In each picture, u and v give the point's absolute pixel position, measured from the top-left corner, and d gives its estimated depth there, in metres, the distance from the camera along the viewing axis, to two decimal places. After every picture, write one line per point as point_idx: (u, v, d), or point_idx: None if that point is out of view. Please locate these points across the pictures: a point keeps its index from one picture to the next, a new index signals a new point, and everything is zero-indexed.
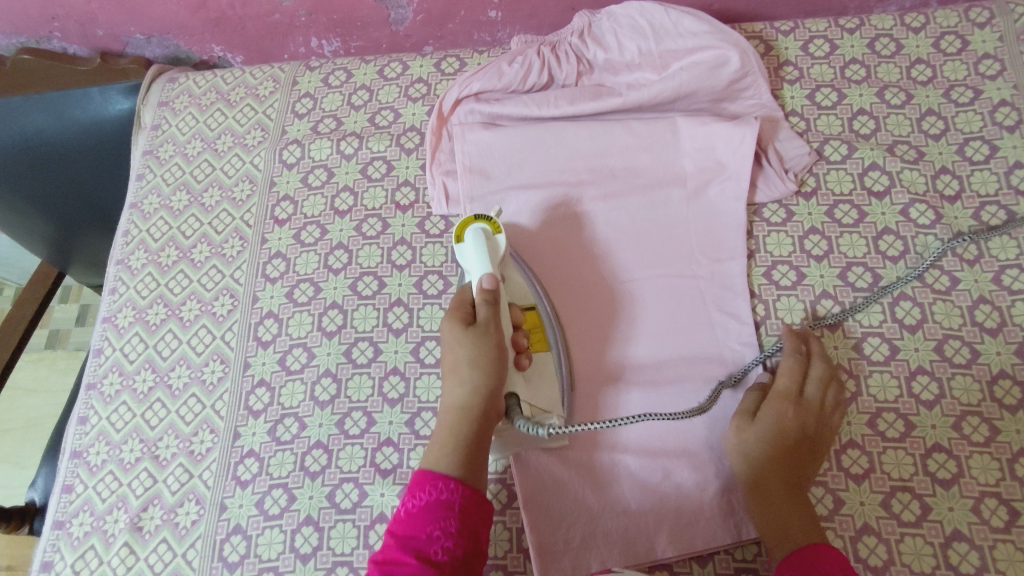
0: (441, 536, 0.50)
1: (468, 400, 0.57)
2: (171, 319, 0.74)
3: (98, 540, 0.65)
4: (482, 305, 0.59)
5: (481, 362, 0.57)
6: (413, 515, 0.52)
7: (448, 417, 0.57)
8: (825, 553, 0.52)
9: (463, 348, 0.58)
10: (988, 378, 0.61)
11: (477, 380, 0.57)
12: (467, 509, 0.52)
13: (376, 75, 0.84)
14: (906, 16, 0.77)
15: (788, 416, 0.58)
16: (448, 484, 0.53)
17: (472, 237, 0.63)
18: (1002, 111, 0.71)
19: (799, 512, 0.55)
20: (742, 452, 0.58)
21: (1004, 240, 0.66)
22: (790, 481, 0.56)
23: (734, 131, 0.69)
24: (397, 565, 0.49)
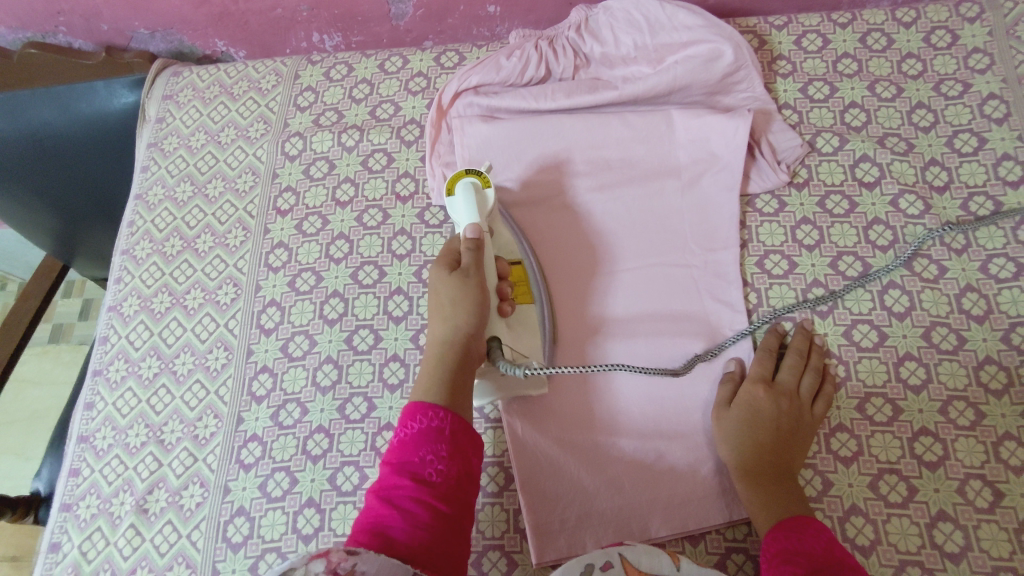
0: (434, 460, 0.52)
1: (450, 336, 0.58)
2: (176, 307, 0.76)
3: (104, 522, 0.66)
4: (466, 251, 0.62)
5: (465, 301, 0.59)
6: (405, 440, 0.53)
7: (432, 353, 0.58)
8: (811, 528, 0.54)
9: (448, 287, 0.60)
10: (974, 364, 0.63)
11: (464, 314, 0.58)
12: (456, 433, 0.54)
13: (377, 69, 0.85)
14: (897, 11, 0.79)
15: (763, 397, 0.61)
16: (436, 412, 0.54)
17: (462, 189, 0.66)
18: (990, 104, 0.72)
19: (784, 486, 0.57)
20: (724, 434, 0.60)
21: (991, 231, 0.67)
22: (775, 462, 0.58)
23: (726, 123, 0.70)
24: (395, 491, 0.51)
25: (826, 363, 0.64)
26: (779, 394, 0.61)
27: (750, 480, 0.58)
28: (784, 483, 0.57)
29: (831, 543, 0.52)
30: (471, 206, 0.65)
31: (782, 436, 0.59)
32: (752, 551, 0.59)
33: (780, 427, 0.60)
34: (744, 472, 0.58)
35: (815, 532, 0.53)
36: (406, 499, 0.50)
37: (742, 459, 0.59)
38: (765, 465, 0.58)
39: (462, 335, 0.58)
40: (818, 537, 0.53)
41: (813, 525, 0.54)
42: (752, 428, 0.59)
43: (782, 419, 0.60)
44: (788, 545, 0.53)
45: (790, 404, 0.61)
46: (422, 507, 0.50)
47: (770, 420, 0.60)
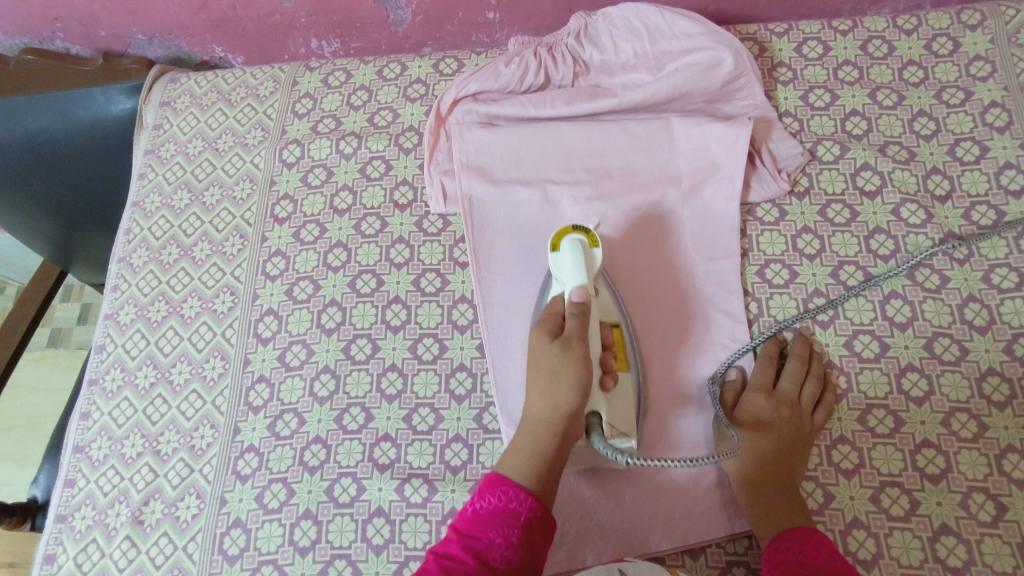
0: (502, 544, 0.49)
1: (550, 414, 0.55)
2: (172, 316, 0.75)
3: (100, 533, 0.66)
4: (570, 318, 0.58)
5: (567, 377, 0.55)
6: (479, 515, 0.51)
7: (530, 428, 0.55)
8: (813, 536, 0.53)
9: (550, 358, 0.56)
10: (977, 376, 0.62)
11: (567, 392, 0.55)
12: (530, 525, 0.51)
13: (375, 76, 0.85)
14: (898, 18, 0.78)
15: (763, 407, 0.61)
16: (513, 498, 0.51)
17: (569, 247, 0.62)
18: (992, 112, 0.72)
19: (784, 496, 0.57)
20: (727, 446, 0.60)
21: (994, 241, 0.67)
22: (776, 472, 0.58)
23: (726, 132, 0.70)
24: (453, 559, 0.48)
25: (828, 371, 0.64)
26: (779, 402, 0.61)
27: (751, 490, 0.58)
28: (785, 493, 0.57)
29: (832, 552, 0.52)
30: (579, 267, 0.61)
31: (784, 445, 0.59)
32: (754, 564, 0.59)
33: (782, 436, 0.60)
34: (746, 483, 0.58)
35: (817, 541, 0.53)
36: (462, 573, 0.47)
37: (744, 470, 0.59)
38: (768, 476, 0.58)
39: (564, 414, 0.54)
40: (817, 545, 0.53)
41: (814, 534, 0.54)
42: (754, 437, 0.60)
43: (783, 428, 0.60)
44: (789, 553, 0.53)
45: (791, 413, 0.61)
46: None
47: (771, 430, 0.60)
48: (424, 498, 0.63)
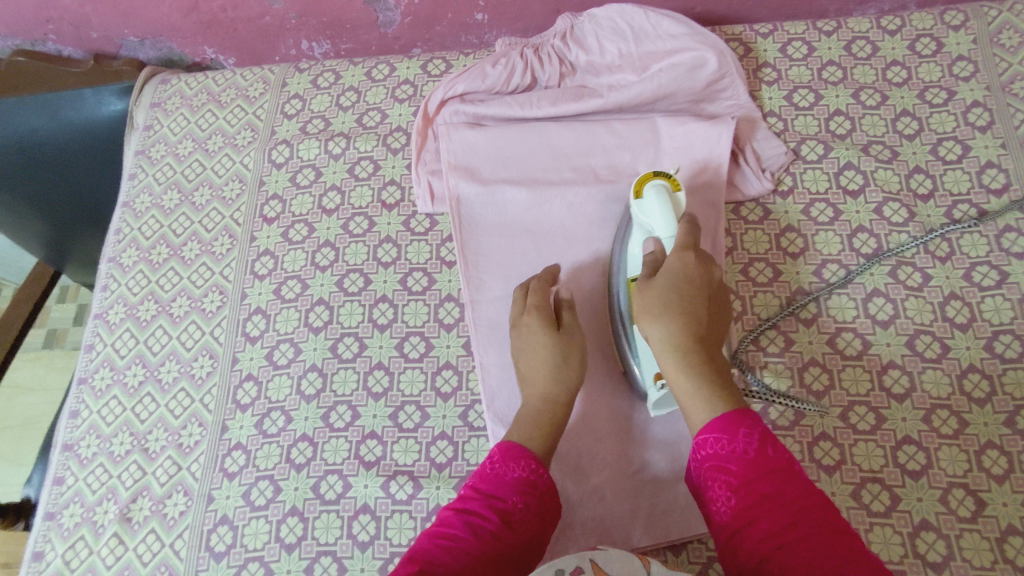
0: (518, 504, 0.53)
1: (679, 338, 0.55)
2: (161, 315, 0.76)
3: (88, 531, 0.66)
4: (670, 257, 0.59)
5: (677, 304, 0.56)
6: (497, 468, 0.56)
7: (678, 358, 0.54)
8: (742, 430, 0.50)
9: (658, 291, 0.56)
10: (957, 373, 0.63)
11: (670, 323, 0.55)
12: (539, 482, 0.55)
13: (364, 77, 0.85)
14: (882, 19, 0.79)
15: (694, 264, 0.58)
16: (525, 460, 0.56)
17: (653, 194, 0.62)
18: (975, 111, 0.73)
19: (709, 357, 0.55)
20: (657, 321, 0.56)
21: (974, 238, 0.67)
22: (694, 336, 0.55)
23: (710, 131, 0.71)
24: (475, 516, 0.52)
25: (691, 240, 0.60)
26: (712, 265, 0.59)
27: (688, 371, 0.54)
28: (707, 353, 0.55)
29: (759, 455, 0.49)
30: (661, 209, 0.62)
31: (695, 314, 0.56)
32: None
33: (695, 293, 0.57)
34: (683, 363, 0.54)
35: (755, 461, 0.49)
36: (483, 530, 0.51)
37: (665, 330, 0.55)
38: (697, 332, 0.55)
39: (694, 338, 0.55)
40: (744, 459, 0.49)
41: (747, 422, 0.51)
42: (670, 299, 0.56)
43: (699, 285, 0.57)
44: (724, 466, 0.50)
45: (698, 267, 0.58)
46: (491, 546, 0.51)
47: (688, 283, 0.57)
48: (409, 495, 0.63)
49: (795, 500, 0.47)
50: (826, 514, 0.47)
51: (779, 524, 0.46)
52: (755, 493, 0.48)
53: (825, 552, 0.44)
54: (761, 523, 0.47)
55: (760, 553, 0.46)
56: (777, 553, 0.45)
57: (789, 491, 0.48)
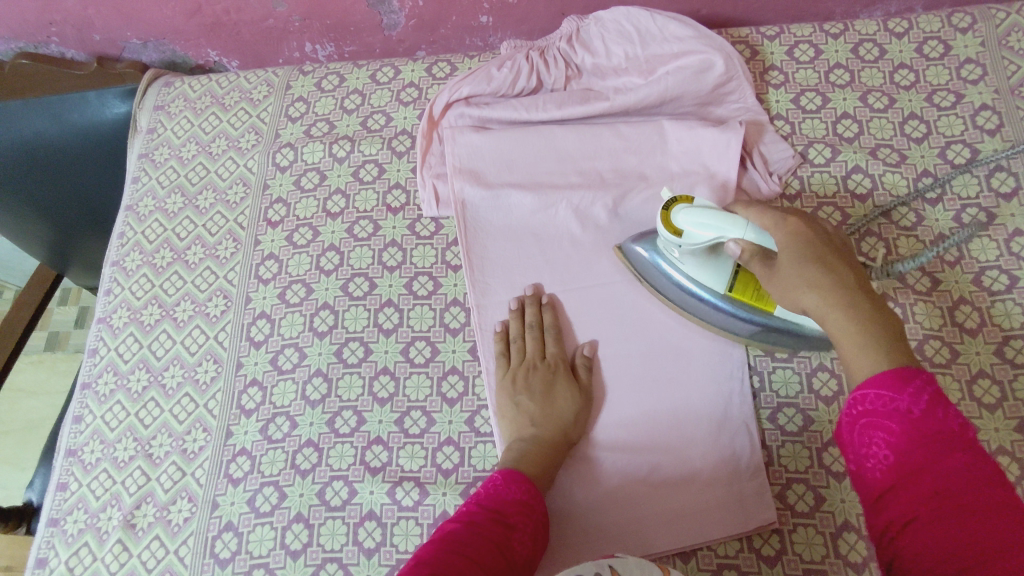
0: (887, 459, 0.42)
1: (834, 299, 0.47)
2: (165, 320, 0.75)
3: (91, 537, 0.66)
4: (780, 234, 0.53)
5: (811, 266, 0.49)
6: (867, 427, 0.43)
7: (840, 325, 0.46)
8: (910, 387, 0.42)
9: (787, 265, 0.51)
10: (968, 378, 0.62)
11: (807, 289, 0.49)
12: (536, 508, 0.55)
13: (369, 80, 0.85)
14: (889, 22, 0.79)
15: (798, 227, 0.53)
16: (524, 484, 0.56)
17: (685, 214, 0.60)
18: (983, 114, 0.72)
19: (873, 305, 0.46)
20: (805, 283, 0.49)
21: (984, 242, 0.67)
22: (850, 290, 0.47)
23: (718, 136, 0.70)
24: (475, 520, 0.52)
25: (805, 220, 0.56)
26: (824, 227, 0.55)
27: (864, 315, 0.46)
28: (873, 302, 0.47)
29: (925, 417, 0.41)
30: (713, 217, 0.58)
31: (832, 265, 0.49)
32: (744, 567, 0.58)
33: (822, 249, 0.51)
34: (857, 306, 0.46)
35: (920, 424, 0.41)
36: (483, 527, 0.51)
37: (818, 292, 0.48)
38: (846, 286, 0.48)
39: (845, 290, 0.47)
40: (907, 420, 0.42)
41: (914, 380, 0.42)
42: (805, 263, 0.50)
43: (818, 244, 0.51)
44: (882, 423, 0.42)
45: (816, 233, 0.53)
46: (491, 542, 0.50)
47: (814, 245, 0.51)
48: (415, 501, 0.63)
49: (962, 471, 0.40)
50: (995, 493, 0.39)
51: (936, 492, 0.39)
52: (910, 459, 0.41)
53: (981, 533, 0.37)
54: (910, 492, 0.40)
55: (904, 520, 0.40)
56: (918, 524, 0.39)
57: (952, 459, 0.40)
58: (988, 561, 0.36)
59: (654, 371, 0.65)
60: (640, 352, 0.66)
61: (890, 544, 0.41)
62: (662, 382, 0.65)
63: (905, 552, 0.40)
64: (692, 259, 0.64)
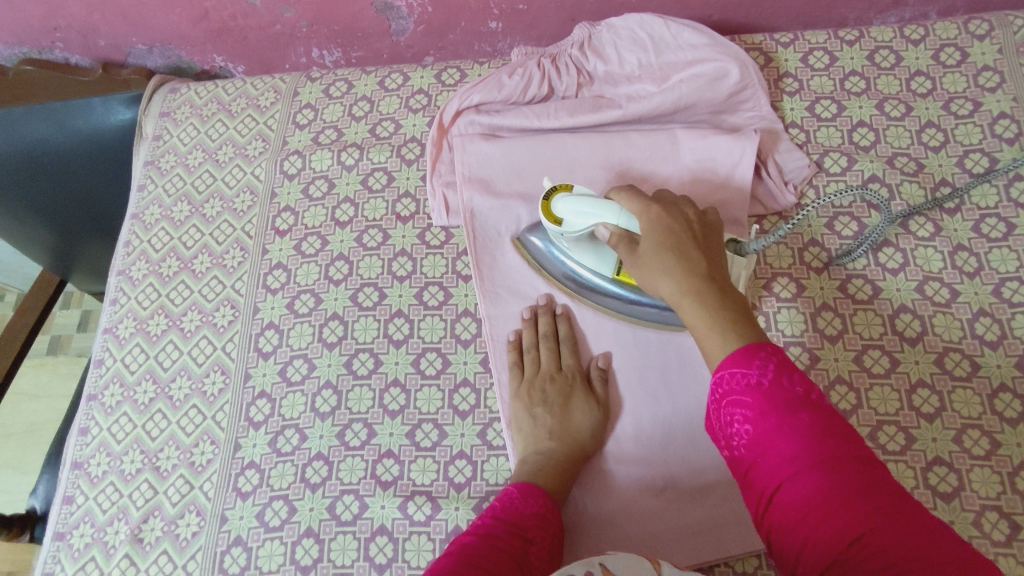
0: (745, 432, 0.44)
1: (689, 288, 0.50)
2: (172, 330, 0.74)
3: (99, 552, 0.65)
4: (642, 221, 0.56)
5: (661, 256, 0.53)
6: (730, 402, 0.45)
7: (693, 313, 0.50)
8: (755, 361, 0.44)
9: (647, 254, 0.54)
10: (988, 392, 0.61)
11: (664, 277, 0.52)
12: (551, 522, 0.55)
13: (377, 86, 0.84)
14: (905, 28, 0.78)
15: (658, 213, 0.56)
16: (541, 499, 0.55)
17: (563, 204, 0.63)
18: (1001, 123, 0.71)
19: (718, 294, 0.49)
20: (661, 272, 0.52)
21: (1004, 253, 0.66)
22: (698, 276, 0.51)
23: (733, 145, 0.70)
24: (490, 533, 0.51)
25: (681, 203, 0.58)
26: (683, 207, 0.58)
27: (707, 303, 0.49)
28: (720, 287, 0.50)
29: (774, 387, 0.43)
30: (586, 203, 0.61)
31: (683, 253, 0.52)
32: None
33: (677, 236, 0.54)
34: (702, 296, 0.49)
35: (771, 391, 0.43)
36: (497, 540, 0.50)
37: (669, 282, 0.51)
38: (697, 274, 0.51)
39: (689, 281, 0.50)
40: (760, 391, 0.43)
41: (761, 354, 0.45)
42: (662, 252, 0.53)
43: (671, 230, 0.54)
44: (740, 400, 0.44)
45: (679, 218, 0.56)
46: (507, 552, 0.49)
47: (671, 230, 0.54)
48: (427, 516, 0.62)
49: (811, 432, 0.41)
50: (846, 445, 0.41)
51: (793, 453, 0.41)
52: (768, 426, 0.42)
53: (851, 487, 0.39)
54: (771, 459, 0.42)
55: (775, 485, 0.41)
56: (787, 488, 0.41)
57: (805, 420, 0.42)
58: (855, 514, 0.38)
59: (669, 381, 0.64)
60: (656, 363, 0.65)
61: (767, 513, 0.42)
62: (678, 392, 0.64)
63: (782, 517, 0.41)
64: (579, 246, 0.66)
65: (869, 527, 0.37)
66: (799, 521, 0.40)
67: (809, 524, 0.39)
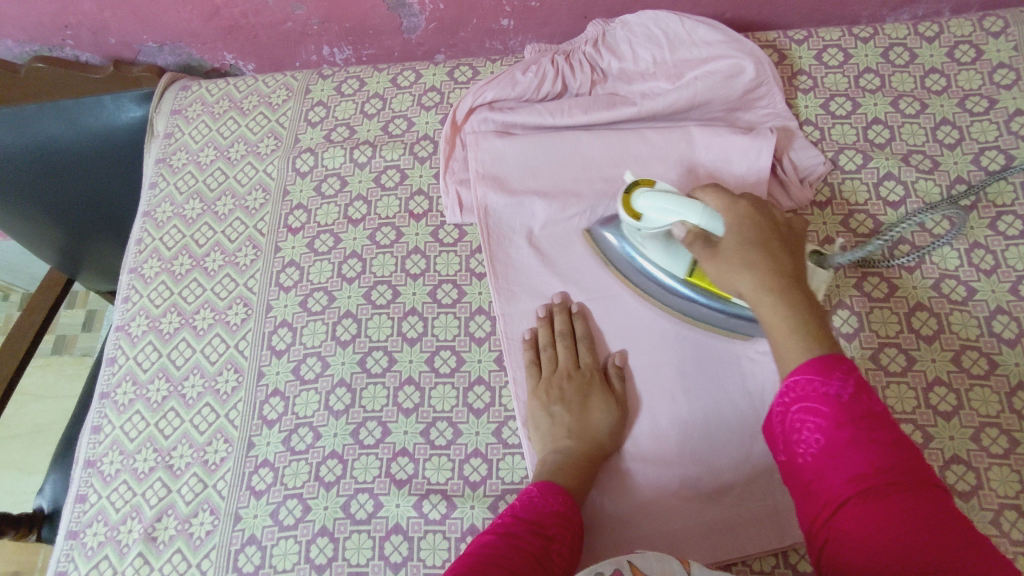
0: (812, 440, 0.44)
1: (770, 291, 0.52)
2: (184, 328, 0.74)
3: (112, 550, 0.64)
4: (727, 220, 0.57)
5: (746, 258, 0.54)
6: (801, 408, 0.45)
7: (773, 314, 0.51)
8: (838, 373, 0.45)
9: (729, 253, 0.55)
10: (1007, 390, 0.61)
11: (745, 277, 0.53)
12: (572, 520, 0.54)
13: (389, 84, 0.84)
14: (919, 25, 0.77)
15: (745, 214, 0.57)
16: (562, 496, 0.55)
17: (643, 199, 0.61)
18: (1017, 120, 0.71)
19: (806, 303, 0.51)
20: (744, 271, 0.53)
21: (1021, 250, 0.66)
22: (782, 283, 0.52)
23: (748, 144, 0.69)
24: (512, 532, 0.50)
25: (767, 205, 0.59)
26: (772, 211, 0.58)
27: (790, 308, 0.50)
28: (800, 289, 0.52)
29: (853, 401, 0.44)
30: (670, 200, 0.58)
31: (768, 256, 0.54)
32: None
33: (763, 240, 0.55)
34: (783, 300, 0.51)
35: (849, 405, 0.44)
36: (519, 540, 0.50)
37: (754, 278, 0.53)
38: (778, 278, 0.52)
39: (772, 285, 0.52)
40: (837, 403, 0.44)
41: (842, 368, 0.45)
42: (748, 253, 0.54)
43: (758, 234, 0.55)
44: (813, 408, 0.45)
45: (767, 223, 0.57)
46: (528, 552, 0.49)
47: (761, 234, 0.55)
48: (442, 515, 0.62)
49: (893, 454, 0.42)
50: (918, 474, 0.42)
51: (866, 468, 0.42)
52: (842, 438, 0.43)
53: (920, 513, 0.40)
54: (842, 471, 0.42)
55: (842, 497, 0.42)
56: (855, 502, 0.41)
57: (881, 440, 0.42)
58: (921, 540, 0.39)
59: (684, 380, 0.64)
60: (670, 362, 0.65)
61: (825, 522, 0.43)
62: (693, 391, 0.63)
63: (841, 528, 0.41)
64: (652, 243, 0.64)
65: (932, 554, 0.38)
66: (865, 535, 0.40)
67: (880, 540, 0.40)
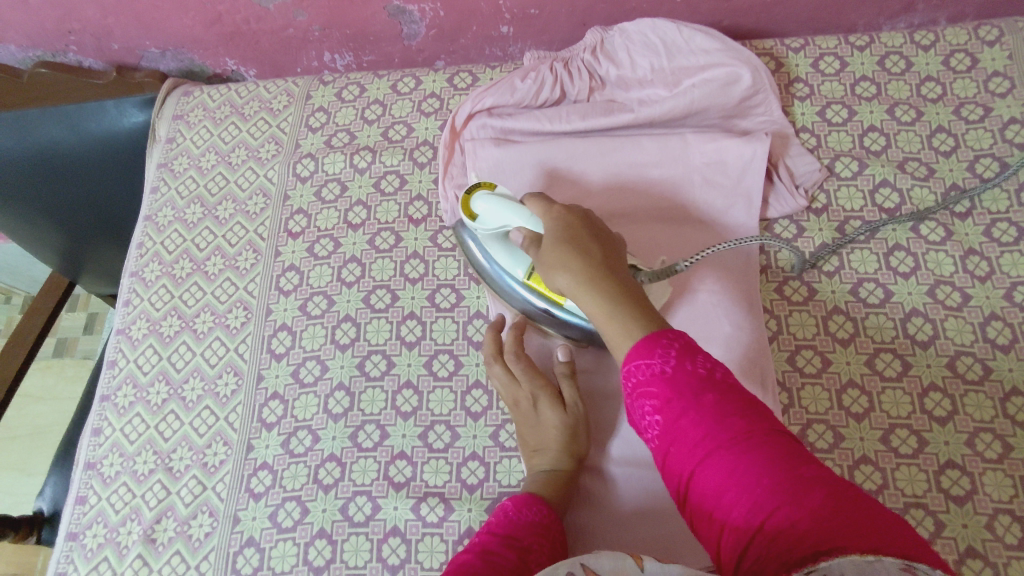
0: (654, 422, 0.45)
1: (590, 282, 0.52)
2: (185, 331, 0.74)
3: (111, 552, 0.65)
4: (547, 220, 0.57)
5: (562, 252, 0.54)
6: (637, 394, 0.46)
7: (596, 308, 0.51)
8: (658, 349, 0.45)
9: (547, 253, 0.55)
10: (1000, 396, 0.61)
11: (564, 273, 0.53)
12: (548, 533, 0.54)
13: (390, 90, 0.85)
14: (916, 34, 0.78)
15: (560, 212, 0.57)
16: (536, 510, 0.55)
17: (480, 199, 0.63)
18: (1012, 128, 0.72)
19: (622, 288, 0.51)
20: (564, 268, 0.53)
21: (1015, 257, 0.66)
22: (597, 269, 0.52)
23: (743, 147, 0.70)
24: (489, 548, 0.51)
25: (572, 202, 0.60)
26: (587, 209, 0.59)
27: (611, 300, 0.50)
28: (615, 275, 0.52)
29: (677, 372, 0.44)
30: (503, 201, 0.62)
31: (581, 246, 0.54)
32: None
33: (574, 231, 0.55)
34: (600, 288, 0.51)
35: (673, 378, 0.44)
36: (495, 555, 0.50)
37: (569, 272, 0.53)
38: (593, 266, 0.52)
39: (589, 275, 0.52)
40: (664, 379, 0.44)
41: (663, 342, 0.46)
42: (559, 245, 0.54)
43: (572, 227, 0.56)
44: (647, 390, 0.45)
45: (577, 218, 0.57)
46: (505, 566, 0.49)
47: (574, 226, 0.56)
48: (440, 517, 0.62)
49: (721, 413, 0.42)
50: (752, 420, 0.42)
51: (701, 438, 0.42)
52: (675, 414, 0.43)
53: (751, 466, 0.40)
54: (684, 446, 0.43)
55: (689, 473, 0.42)
56: (698, 472, 0.42)
57: (709, 401, 0.43)
58: (760, 494, 0.39)
59: None
60: None
61: (687, 500, 0.43)
62: None
63: (701, 502, 0.42)
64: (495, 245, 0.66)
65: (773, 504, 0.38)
66: (719, 503, 0.41)
67: (730, 501, 0.40)
